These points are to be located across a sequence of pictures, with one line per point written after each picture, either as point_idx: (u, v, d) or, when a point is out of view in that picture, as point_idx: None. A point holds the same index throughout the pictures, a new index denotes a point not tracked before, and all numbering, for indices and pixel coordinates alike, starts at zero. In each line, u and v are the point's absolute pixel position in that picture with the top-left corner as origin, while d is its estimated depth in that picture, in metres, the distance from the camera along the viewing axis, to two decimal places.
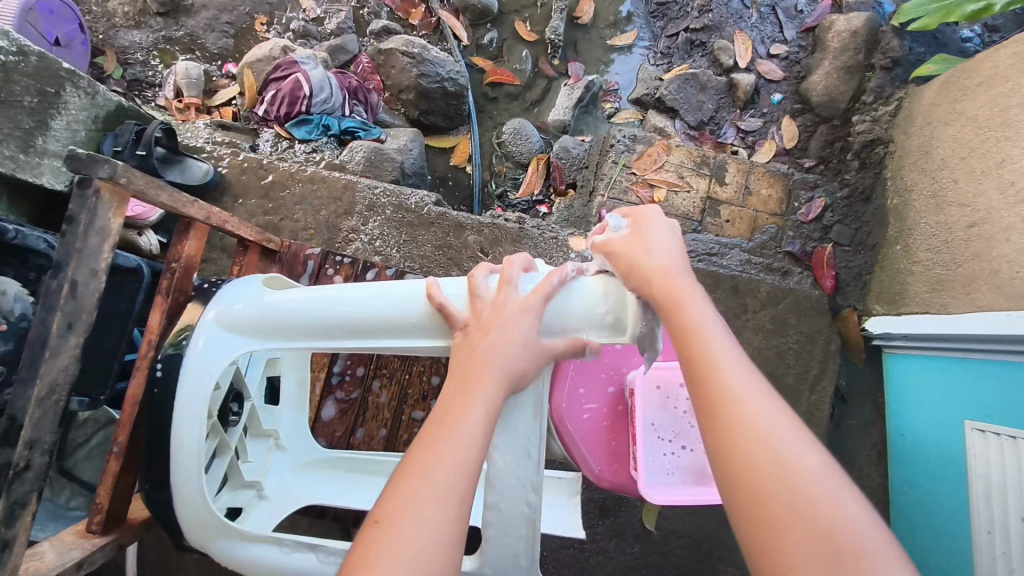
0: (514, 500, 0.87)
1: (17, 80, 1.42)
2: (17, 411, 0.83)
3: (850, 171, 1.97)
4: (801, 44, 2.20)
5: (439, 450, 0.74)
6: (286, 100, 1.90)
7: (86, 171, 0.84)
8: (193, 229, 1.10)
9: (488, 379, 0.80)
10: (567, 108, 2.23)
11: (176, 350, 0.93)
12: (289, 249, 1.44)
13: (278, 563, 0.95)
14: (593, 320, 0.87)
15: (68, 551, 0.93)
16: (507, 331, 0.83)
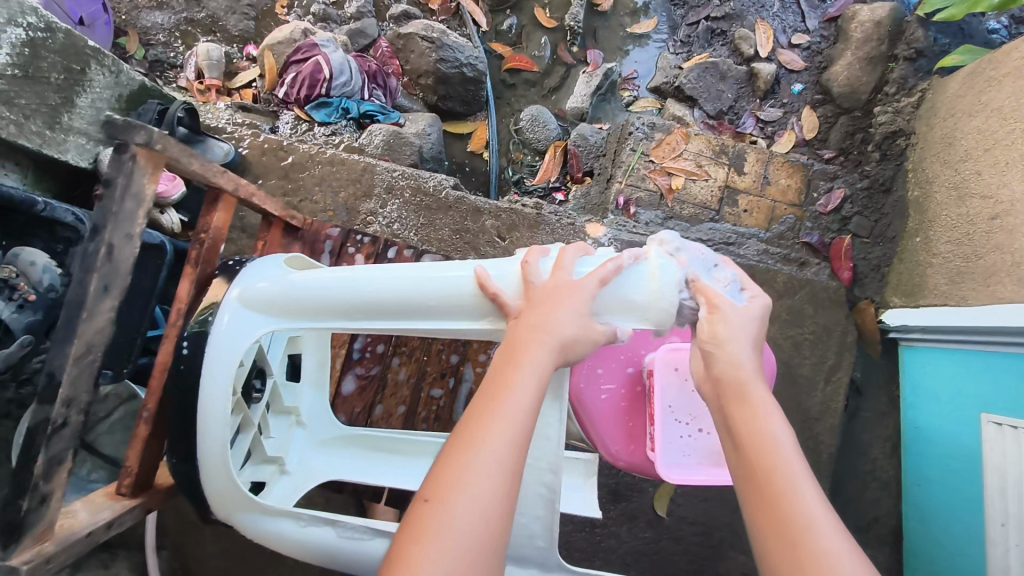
0: (531, 481, 0.87)
1: (45, 56, 1.43)
2: (56, 368, 0.84)
3: (871, 163, 1.95)
4: (823, 34, 2.19)
5: (490, 422, 0.71)
6: (306, 82, 1.91)
7: (123, 137, 0.86)
8: (220, 202, 1.11)
9: (536, 346, 0.78)
10: (586, 95, 2.22)
11: (201, 328, 0.94)
12: (311, 227, 1.44)
13: (294, 537, 0.96)
14: (623, 305, 0.87)
15: (98, 511, 0.95)
16: (556, 309, 0.81)
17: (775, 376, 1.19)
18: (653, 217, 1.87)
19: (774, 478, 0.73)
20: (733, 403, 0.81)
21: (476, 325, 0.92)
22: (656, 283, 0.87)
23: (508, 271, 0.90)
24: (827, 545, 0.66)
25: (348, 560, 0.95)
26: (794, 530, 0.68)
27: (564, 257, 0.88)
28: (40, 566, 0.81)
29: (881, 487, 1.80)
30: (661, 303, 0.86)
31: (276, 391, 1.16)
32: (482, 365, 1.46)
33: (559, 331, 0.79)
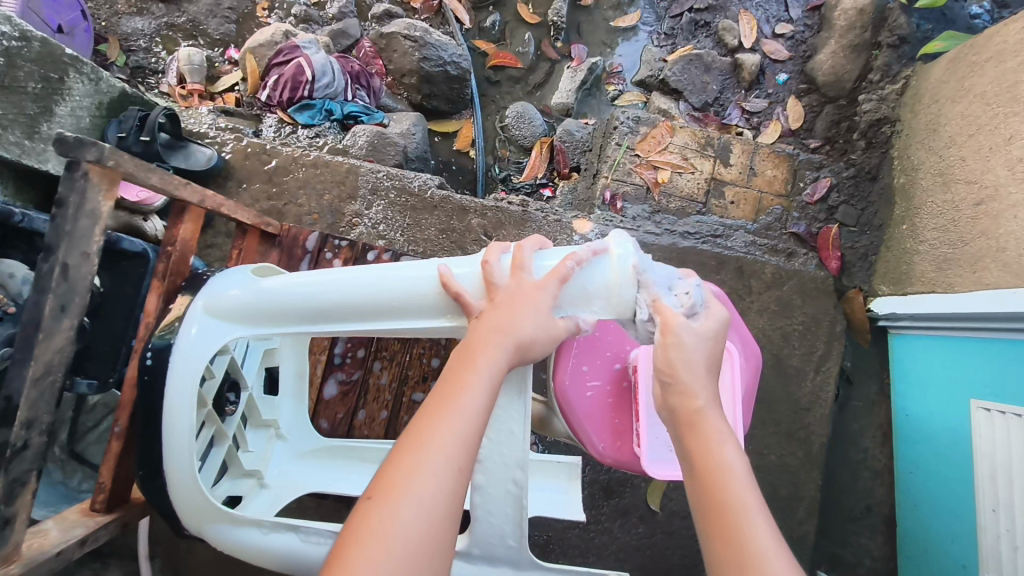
0: (500, 480, 0.84)
1: (21, 66, 1.41)
2: (13, 392, 0.83)
3: (856, 151, 1.94)
4: (807, 23, 2.19)
5: (441, 422, 0.71)
6: (288, 85, 1.90)
7: (74, 154, 0.83)
8: (188, 213, 1.11)
9: (491, 348, 0.78)
10: (571, 91, 2.21)
11: (165, 339, 0.93)
12: (288, 232, 1.43)
13: (260, 546, 0.95)
14: (584, 295, 0.87)
15: (70, 529, 0.94)
16: (517, 310, 0.81)
17: (758, 372, 1.18)
18: (639, 212, 1.87)
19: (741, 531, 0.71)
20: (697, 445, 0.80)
21: (446, 322, 0.91)
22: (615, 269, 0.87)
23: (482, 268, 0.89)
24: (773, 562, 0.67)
25: (313, 568, 0.95)
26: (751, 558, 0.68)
27: (521, 254, 0.88)
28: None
29: (874, 476, 1.81)
30: (623, 292, 0.86)
31: (252, 405, 1.15)
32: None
33: (517, 332, 0.80)
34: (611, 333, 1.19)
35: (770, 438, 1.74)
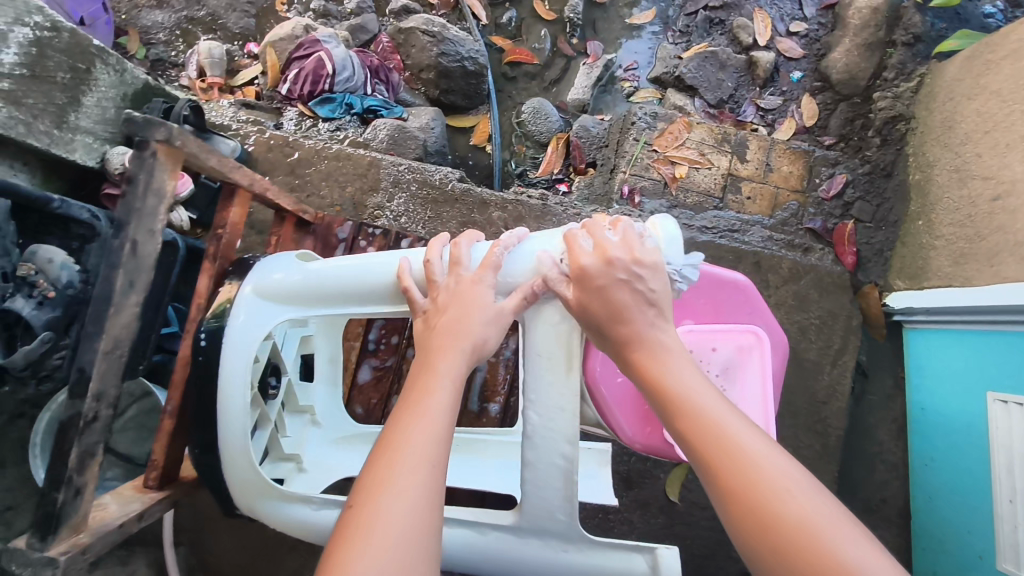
0: (548, 455, 0.87)
1: (51, 56, 1.42)
2: (85, 364, 0.84)
3: (871, 148, 1.96)
4: (820, 21, 2.22)
5: (410, 422, 0.75)
6: (309, 78, 1.91)
7: (142, 134, 0.84)
8: (236, 197, 1.09)
9: (451, 349, 0.83)
10: (587, 87, 2.24)
11: (218, 322, 0.95)
12: (322, 221, 1.43)
13: (310, 521, 0.94)
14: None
15: (128, 504, 0.95)
16: (465, 310, 0.85)
17: (784, 361, 1.19)
18: (658, 206, 1.89)
19: (728, 457, 0.73)
20: (659, 395, 0.81)
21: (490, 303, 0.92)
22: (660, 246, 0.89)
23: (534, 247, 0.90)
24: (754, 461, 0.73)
25: None
26: (751, 473, 0.71)
27: (457, 251, 0.92)
28: (77, 556, 0.82)
29: (889, 469, 1.84)
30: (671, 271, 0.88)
31: (291, 390, 1.17)
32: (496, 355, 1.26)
33: (472, 334, 0.84)
34: None
35: (788, 429, 1.76)
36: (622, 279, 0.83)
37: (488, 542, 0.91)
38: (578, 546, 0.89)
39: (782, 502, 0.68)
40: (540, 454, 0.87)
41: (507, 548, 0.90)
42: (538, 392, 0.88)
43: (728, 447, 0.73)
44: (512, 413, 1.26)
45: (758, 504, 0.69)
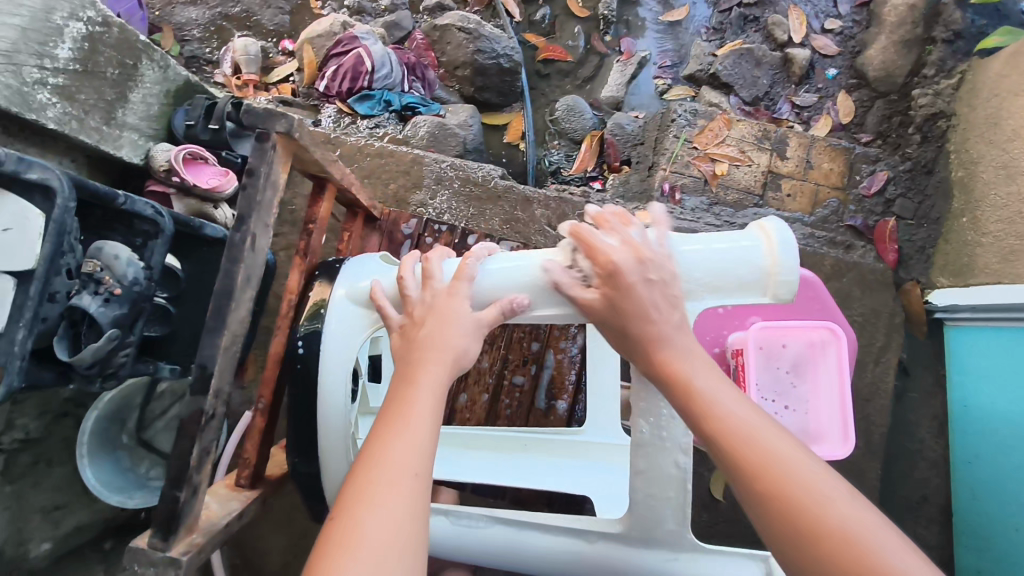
0: (663, 464, 0.84)
1: (102, 51, 1.41)
2: (207, 360, 0.82)
3: (912, 145, 1.96)
4: (855, 18, 2.21)
5: (391, 433, 0.74)
6: (348, 75, 1.91)
7: (264, 125, 0.86)
8: (327, 191, 1.11)
9: (431, 361, 0.80)
10: (620, 84, 2.24)
11: (313, 327, 0.95)
12: (388, 216, 1.41)
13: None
14: (740, 281, 0.82)
15: (227, 503, 0.95)
16: (441, 322, 0.83)
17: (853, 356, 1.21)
18: (698, 203, 1.88)
19: (768, 471, 0.69)
20: (682, 399, 0.76)
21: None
22: (772, 249, 0.80)
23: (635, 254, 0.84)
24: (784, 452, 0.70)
25: (462, 550, 0.91)
26: (793, 484, 0.67)
27: (430, 265, 0.90)
28: (196, 556, 0.81)
29: (930, 467, 1.83)
30: (782, 276, 0.80)
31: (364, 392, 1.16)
32: (564, 351, 1.27)
33: (450, 346, 0.81)
34: (708, 321, 1.19)
35: None
36: (653, 281, 0.78)
37: (593, 552, 0.86)
38: (689, 557, 0.86)
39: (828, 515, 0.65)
40: (651, 462, 0.84)
41: (612, 557, 0.86)
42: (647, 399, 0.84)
43: (765, 458, 0.69)
44: (579, 412, 1.26)
45: (803, 518, 0.66)
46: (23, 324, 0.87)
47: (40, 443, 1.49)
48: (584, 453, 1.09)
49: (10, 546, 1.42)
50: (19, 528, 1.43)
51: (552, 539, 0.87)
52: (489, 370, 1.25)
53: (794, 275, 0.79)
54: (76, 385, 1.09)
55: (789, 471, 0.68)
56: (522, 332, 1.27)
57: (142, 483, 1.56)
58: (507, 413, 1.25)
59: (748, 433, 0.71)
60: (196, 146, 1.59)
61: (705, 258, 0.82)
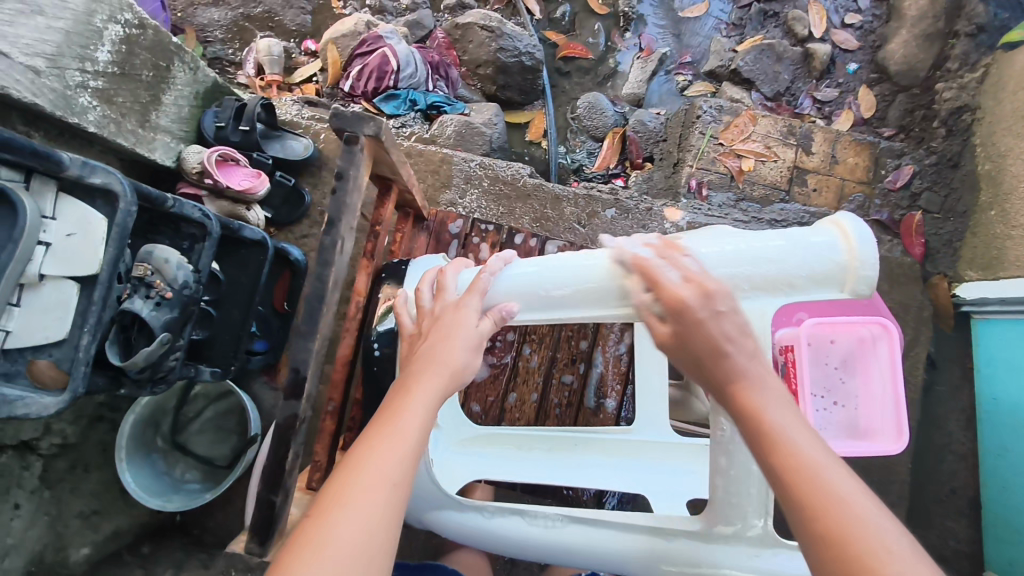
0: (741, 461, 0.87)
1: (138, 53, 1.41)
2: (302, 364, 0.81)
3: (936, 139, 1.95)
4: (875, 13, 2.22)
5: (376, 442, 0.68)
6: (374, 74, 1.91)
7: (353, 128, 0.84)
8: (392, 192, 1.11)
9: (430, 373, 0.76)
10: (641, 81, 2.25)
11: (387, 329, 1.10)
12: (436, 217, 1.40)
13: (481, 528, 0.95)
14: (818, 277, 0.76)
15: (306, 507, 0.98)
16: (444, 337, 0.80)
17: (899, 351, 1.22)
18: (725, 199, 1.89)
19: (828, 513, 0.57)
20: (749, 423, 0.64)
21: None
22: (850, 244, 0.75)
23: (692, 256, 0.80)
24: (846, 490, 0.58)
25: (541, 550, 0.94)
26: (850, 529, 0.55)
27: (445, 278, 0.89)
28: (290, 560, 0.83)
29: (959, 459, 1.82)
30: (861, 273, 0.74)
31: None
32: (613, 349, 1.27)
33: (453, 363, 0.77)
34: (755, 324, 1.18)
35: None
36: (722, 312, 0.67)
37: (672, 548, 0.88)
38: (771, 550, 0.87)
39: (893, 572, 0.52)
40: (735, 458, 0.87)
41: (694, 554, 0.87)
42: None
43: (833, 501, 0.57)
44: (627, 410, 1.26)
45: None
46: (87, 330, 0.87)
47: (76, 447, 1.50)
48: (639, 452, 1.07)
49: (50, 552, 1.39)
50: (58, 533, 1.42)
51: (630, 535, 0.90)
52: (538, 369, 1.26)
53: (874, 271, 0.73)
54: (127, 389, 1.09)
55: (857, 516, 0.56)
56: (571, 331, 1.28)
57: (178, 486, 1.57)
58: (557, 412, 1.26)
59: (808, 464, 0.60)
60: (227, 148, 1.58)
61: (772, 254, 0.77)
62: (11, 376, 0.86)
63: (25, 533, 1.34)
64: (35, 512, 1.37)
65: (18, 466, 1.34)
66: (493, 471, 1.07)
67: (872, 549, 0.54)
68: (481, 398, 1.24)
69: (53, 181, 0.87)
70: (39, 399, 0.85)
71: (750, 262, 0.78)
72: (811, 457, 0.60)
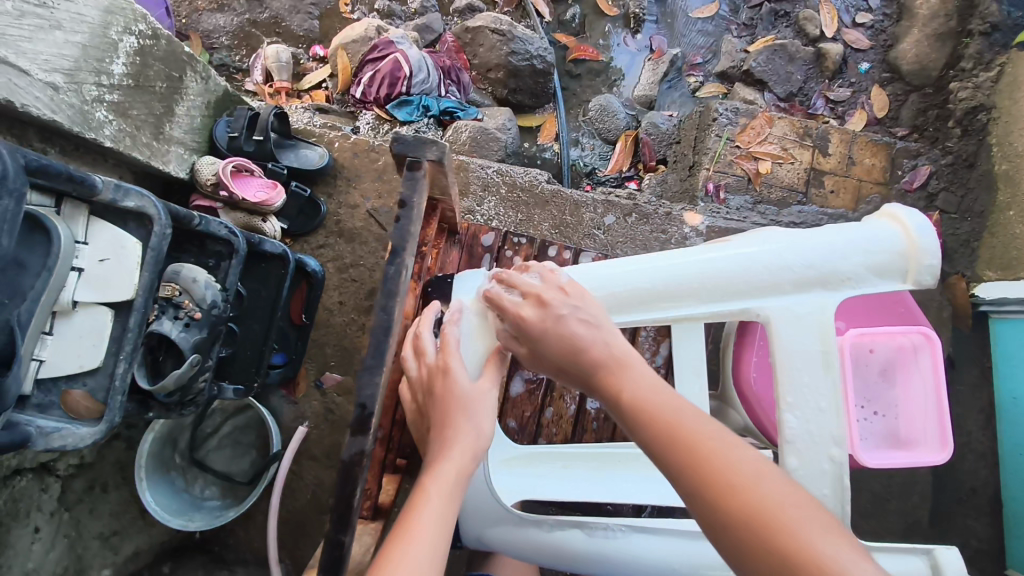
0: (815, 456, 0.81)
1: (152, 64, 1.38)
2: (371, 399, 0.79)
3: (952, 139, 1.94)
4: (885, 12, 2.22)
5: (412, 535, 0.69)
6: (386, 80, 1.88)
7: (416, 154, 0.86)
8: (436, 212, 1.16)
9: (453, 445, 0.80)
10: (653, 83, 2.24)
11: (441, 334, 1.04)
12: (468, 230, 1.38)
13: (542, 541, 0.96)
14: (879, 266, 0.82)
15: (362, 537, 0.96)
16: (457, 399, 0.84)
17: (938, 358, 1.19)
18: (742, 202, 1.87)
19: (706, 455, 0.64)
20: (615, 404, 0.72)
21: (722, 309, 0.86)
22: (912, 233, 0.81)
23: (756, 250, 0.85)
24: (711, 439, 0.65)
25: (603, 560, 0.94)
26: (724, 466, 0.62)
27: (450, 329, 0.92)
28: None
29: (978, 459, 1.77)
30: (923, 262, 0.80)
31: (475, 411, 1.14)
32: (651, 361, 1.29)
33: (467, 429, 0.82)
34: None
35: None
36: (564, 312, 0.79)
37: None
38: None
39: (760, 496, 0.60)
40: (805, 460, 0.80)
41: None
42: (796, 393, 0.81)
43: (708, 448, 0.64)
44: None
45: (750, 506, 0.60)
46: (123, 357, 0.84)
47: (94, 467, 1.47)
48: None
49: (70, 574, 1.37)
50: (78, 555, 1.38)
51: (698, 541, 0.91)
52: (575, 384, 1.26)
53: (937, 258, 0.79)
54: (156, 413, 1.05)
55: (730, 460, 0.63)
56: None
57: (197, 504, 1.53)
58: (594, 427, 1.26)
59: (674, 422, 0.67)
60: (241, 158, 1.54)
61: (836, 246, 0.82)
62: (45, 407, 0.83)
63: (44, 557, 1.31)
64: (54, 535, 1.34)
65: (37, 489, 1.31)
66: (536, 491, 1.05)
67: (741, 484, 0.61)
68: (518, 413, 1.25)
69: (84, 205, 0.84)
70: (75, 429, 0.82)
71: (810, 252, 0.82)
72: (677, 418, 0.67)
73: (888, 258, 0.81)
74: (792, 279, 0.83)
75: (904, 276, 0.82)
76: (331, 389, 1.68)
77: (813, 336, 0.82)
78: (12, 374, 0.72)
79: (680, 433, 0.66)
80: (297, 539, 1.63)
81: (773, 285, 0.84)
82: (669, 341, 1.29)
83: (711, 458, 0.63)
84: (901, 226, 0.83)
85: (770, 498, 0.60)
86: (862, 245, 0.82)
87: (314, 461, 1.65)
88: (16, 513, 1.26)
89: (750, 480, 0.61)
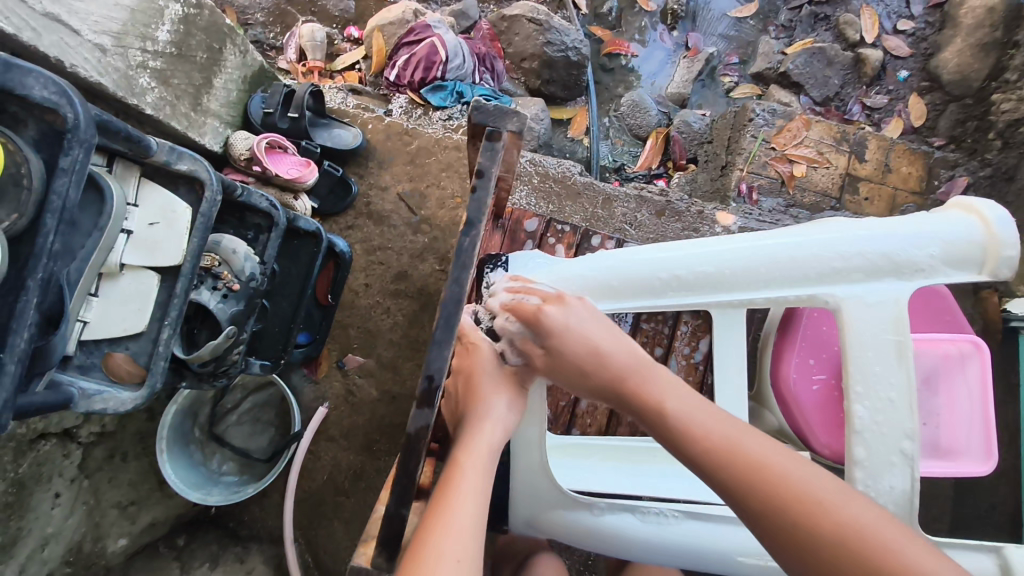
0: (884, 449, 0.87)
1: (195, 34, 1.37)
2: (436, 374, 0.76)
3: (992, 151, 1.88)
4: (927, 20, 2.18)
5: (453, 501, 0.74)
6: (421, 64, 1.83)
7: (497, 123, 0.86)
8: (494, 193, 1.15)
9: (484, 420, 0.87)
10: (686, 81, 2.22)
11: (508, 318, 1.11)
12: (512, 216, 1.39)
13: (592, 525, 1.00)
14: (955, 258, 0.88)
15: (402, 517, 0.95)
16: (486, 382, 0.92)
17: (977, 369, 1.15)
18: (775, 205, 1.85)
19: (778, 480, 0.70)
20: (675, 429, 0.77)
21: (796, 294, 0.92)
22: (989, 226, 0.87)
23: (833, 237, 0.91)
24: (778, 466, 0.71)
25: (649, 546, 0.99)
26: (804, 494, 0.69)
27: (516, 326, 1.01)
28: None
29: None
30: (1003, 252, 0.85)
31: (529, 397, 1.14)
32: (688, 355, 1.29)
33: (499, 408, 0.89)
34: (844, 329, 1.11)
35: None
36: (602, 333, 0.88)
37: None
38: None
39: (835, 514, 0.67)
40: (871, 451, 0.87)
41: None
42: (866, 384, 0.88)
43: (778, 474, 0.71)
44: None
45: (831, 528, 0.67)
46: (168, 322, 0.83)
47: (115, 436, 1.46)
48: None
49: (88, 541, 1.36)
50: (96, 523, 1.38)
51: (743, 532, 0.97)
52: None
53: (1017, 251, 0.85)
54: (190, 382, 1.05)
55: (804, 488, 0.69)
56: (645, 337, 1.30)
57: (215, 478, 1.52)
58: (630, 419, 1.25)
59: (734, 448, 0.73)
60: (275, 135, 1.53)
61: (908, 237, 0.88)
62: (87, 369, 0.83)
63: (64, 522, 1.30)
64: (74, 500, 1.33)
65: (60, 455, 1.30)
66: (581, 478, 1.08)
67: (822, 510, 0.68)
68: (554, 400, 1.25)
69: (136, 166, 0.84)
70: (117, 394, 0.81)
71: (881, 241, 0.89)
72: (739, 444, 0.74)
73: (962, 249, 0.88)
74: (867, 267, 0.89)
75: (982, 269, 0.88)
76: (353, 371, 1.67)
77: (886, 325, 0.89)
78: (60, 333, 0.72)
79: (742, 458, 0.72)
80: (312, 518, 1.62)
81: (846, 275, 0.90)
82: (709, 337, 1.29)
83: (786, 485, 0.70)
84: (975, 220, 0.88)
85: (845, 513, 0.67)
86: (939, 237, 0.88)
87: (332, 442, 1.65)
88: (39, 477, 1.25)
89: (829, 502, 0.68)
